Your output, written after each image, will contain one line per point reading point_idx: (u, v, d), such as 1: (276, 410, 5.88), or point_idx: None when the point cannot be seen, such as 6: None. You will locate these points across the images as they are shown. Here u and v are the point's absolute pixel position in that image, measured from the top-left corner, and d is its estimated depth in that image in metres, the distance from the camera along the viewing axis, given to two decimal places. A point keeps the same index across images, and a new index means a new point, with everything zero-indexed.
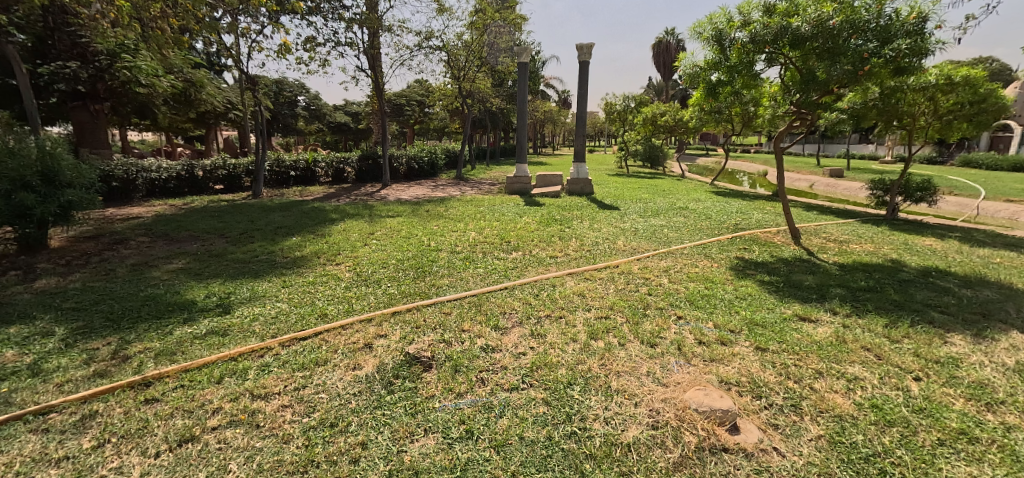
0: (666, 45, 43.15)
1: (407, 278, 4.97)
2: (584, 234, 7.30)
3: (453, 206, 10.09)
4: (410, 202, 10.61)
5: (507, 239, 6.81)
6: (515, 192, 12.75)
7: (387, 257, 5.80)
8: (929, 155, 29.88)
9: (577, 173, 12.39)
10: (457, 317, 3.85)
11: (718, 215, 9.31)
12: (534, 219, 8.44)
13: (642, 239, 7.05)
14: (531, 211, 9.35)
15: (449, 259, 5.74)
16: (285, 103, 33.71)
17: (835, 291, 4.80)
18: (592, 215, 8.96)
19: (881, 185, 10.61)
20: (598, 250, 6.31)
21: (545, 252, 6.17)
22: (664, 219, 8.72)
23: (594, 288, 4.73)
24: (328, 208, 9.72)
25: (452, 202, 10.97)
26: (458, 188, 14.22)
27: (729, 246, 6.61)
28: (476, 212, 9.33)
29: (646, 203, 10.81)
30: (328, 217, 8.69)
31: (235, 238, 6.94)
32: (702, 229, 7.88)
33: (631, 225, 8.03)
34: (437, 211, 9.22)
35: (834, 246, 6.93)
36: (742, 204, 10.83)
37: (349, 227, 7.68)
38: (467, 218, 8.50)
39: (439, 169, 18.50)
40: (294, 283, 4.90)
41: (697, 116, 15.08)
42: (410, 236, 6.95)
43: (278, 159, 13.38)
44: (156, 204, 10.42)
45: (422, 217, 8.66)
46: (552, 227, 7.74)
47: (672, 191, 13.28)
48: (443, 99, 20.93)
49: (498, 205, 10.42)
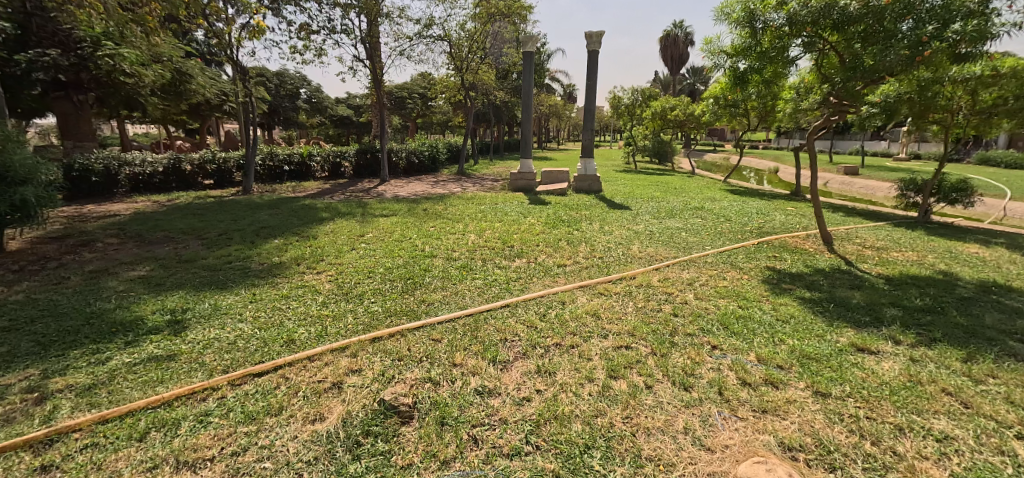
0: (674, 39, 42.21)
1: (395, 292, 4.33)
2: (594, 237, 6.64)
3: (452, 205, 9.44)
4: (407, 200, 9.97)
5: (509, 243, 6.16)
6: (519, 189, 12.11)
7: (374, 265, 5.16)
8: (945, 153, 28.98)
9: (585, 169, 11.71)
10: (448, 347, 3.20)
11: (737, 216, 8.63)
12: (538, 220, 7.80)
13: (659, 244, 6.39)
14: (536, 211, 8.69)
15: (444, 266, 5.10)
16: (285, 96, 33.09)
17: (890, 311, 4.13)
18: (602, 216, 8.29)
19: (912, 184, 9.87)
20: (611, 258, 5.64)
21: (552, 259, 5.53)
22: (680, 221, 8.04)
23: (610, 307, 4.06)
24: (319, 206, 9.10)
25: (452, 199, 10.33)
26: (459, 184, 13.56)
27: (758, 254, 5.93)
28: (476, 212, 8.68)
29: (659, 203, 10.13)
30: (317, 216, 8.06)
31: (212, 241, 6.32)
32: (723, 232, 7.21)
33: (645, 228, 7.36)
34: (435, 211, 8.59)
35: (872, 254, 6.25)
36: (761, 204, 10.14)
37: (337, 228, 7.06)
38: (466, 219, 7.87)
39: (440, 164, 17.85)
40: (264, 297, 4.26)
41: (712, 110, 14.32)
42: (403, 239, 6.30)
43: (271, 153, 12.76)
44: (138, 201, 9.82)
45: (418, 217, 8.01)
46: (559, 230, 7.08)
47: (685, 189, 12.59)
48: (445, 91, 20.23)
49: (501, 203, 9.77)
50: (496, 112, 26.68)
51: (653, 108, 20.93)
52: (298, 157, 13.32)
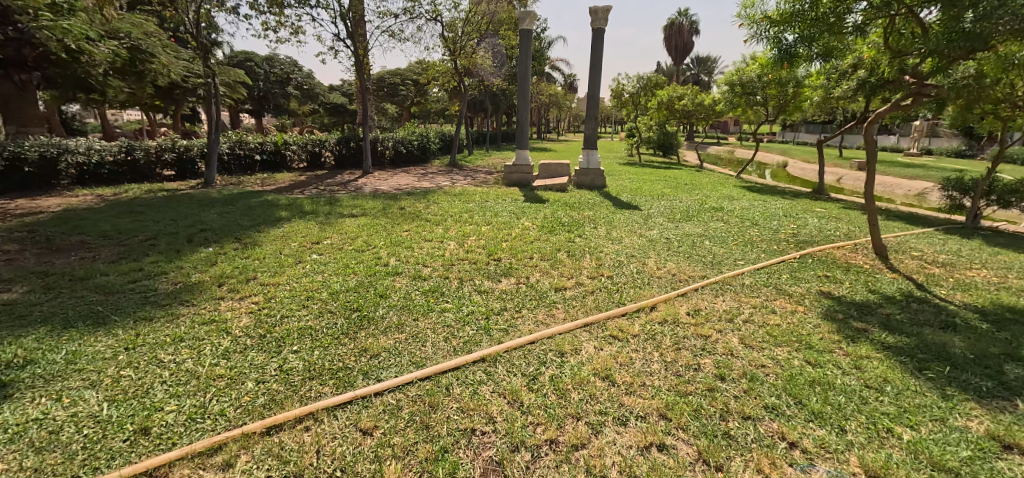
0: (679, 27, 40.78)
1: (332, 333, 3.14)
2: (600, 247, 5.45)
3: (436, 202, 8.23)
4: (385, 196, 8.75)
5: (496, 255, 4.99)
6: (514, 183, 10.95)
7: (317, 287, 3.98)
8: (958, 148, 27.95)
9: (587, 161, 10.53)
10: (376, 451, 2.11)
11: (764, 220, 7.45)
12: (533, 222, 6.62)
13: (680, 256, 5.21)
14: (531, 210, 7.51)
15: (407, 290, 3.92)
16: (274, 81, 31.64)
17: (1015, 371, 2.98)
18: (608, 218, 7.10)
19: (959, 184, 8.68)
20: (624, 277, 4.45)
21: (548, 278, 4.35)
22: (700, 224, 6.86)
23: (628, 363, 2.88)
24: (282, 202, 7.90)
25: (438, 194, 9.12)
26: (449, 177, 12.34)
27: (806, 274, 4.75)
28: (462, 211, 7.51)
29: (672, 202, 8.92)
30: (274, 215, 6.86)
31: (130, 249, 5.11)
32: (754, 240, 6.03)
33: (661, 235, 6.16)
34: (414, 209, 7.40)
35: (942, 273, 5.10)
36: (786, 205, 8.98)
37: (291, 232, 5.85)
38: (449, 220, 6.70)
39: (431, 154, 16.60)
40: (147, 342, 3.05)
41: (726, 99, 13.07)
42: (367, 248, 5.12)
43: (240, 140, 11.46)
44: (78, 194, 8.55)
45: (392, 217, 6.82)
46: (558, 236, 5.90)
47: (698, 186, 11.38)
48: (438, 77, 18.91)
49: (492, 200, 8.59)
50: (493, 100, 25.33)
51: (659, 97, 19.66)
52: (271, 145, 12.05)
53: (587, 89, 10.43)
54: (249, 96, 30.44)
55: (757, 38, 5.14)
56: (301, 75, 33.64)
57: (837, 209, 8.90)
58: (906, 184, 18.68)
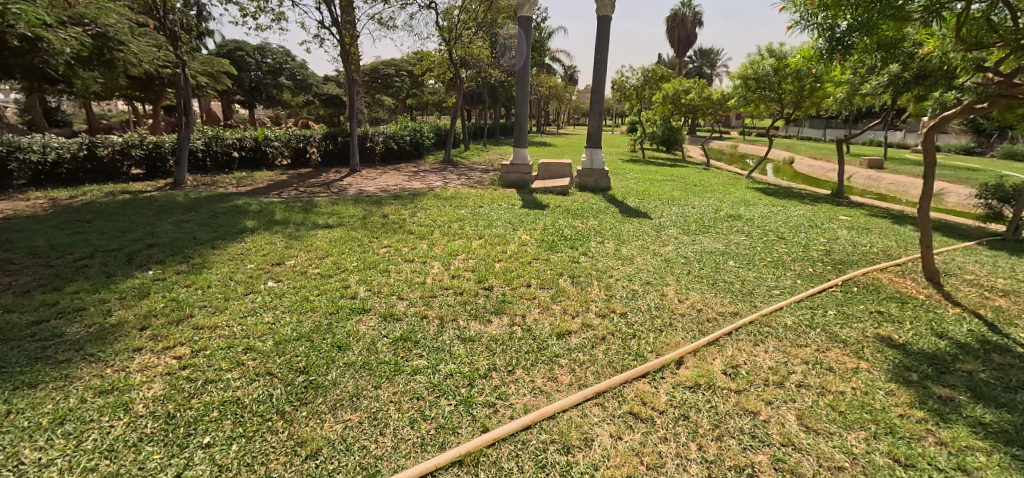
0: (682, 18, 39.68)
1: (264, 414, 2.40)
2: (609, 269, 4.67)
3: (424, 207, 7.43)
4: (369, 200, 7.94)
5: (487, 281, 4.22)
6: (511, 184, 10.18)
7: (261, 332, 3.20)
8: (969, 145, 27.18)
9: (589, 160, 9.74)
10: None
11: (789, 232, 6.67)
12: (531, 234, 5.85)
13: (703, 282, 4.44)
14: (529, 219, 6.72)
15: (374, 339, 3.14)
16: (266, 71, 30.59)
17: None
18: (616, 229, 6.30)
19: (999, 191, 7.91)
20: (641, 315, 3.67)
21: (547, 317, 3.58)
22: (719, 239, 6.08)
23: (657, 468, 2.15)
24: (253, 208, 7.10)
25: (427, 198, 8.32)
26: (442, 176, 11.56)
27: (854, 310, 4.00)
28: (452, 219, 6.74)
29: (684, 208, 8.11)
30: (238, 225, 6.07)
31: (55, 273, 4.34)
32: (783, 259, 5.27)
33: (677, 252, 5.37)
34: (398, 218, 6.59)
35: (1010, 305, 4.35)
36: (807, 212, 8.24)
37: (252, 249, 5.08)
38: (435, 231, 5.91)
39: (425, 149, 15.76)
40: (14, 427, 2.33)
41: (739, 94, 12.23)
42: (335, 272, 4.34)
43: (216, 136, 10.61)
44: (29, 197, 7.75)
45: (372, 227, 6.05)
46: (559, 254, 5.11)
47: (709, 188, 10.59)
48: (433, 67, 17.98)
49: (486, 205, 7.80)
50: (491, 92, 24.38)
51: (664, 91, 18.78)
52: (250, 141, 11.20)
53: (590, 84, 9.61)
54: (240, 87, 29.44)
55: (802, 25, 4.35)
56: (294, 65, 32.58)
57: (864, 217, 8.16)
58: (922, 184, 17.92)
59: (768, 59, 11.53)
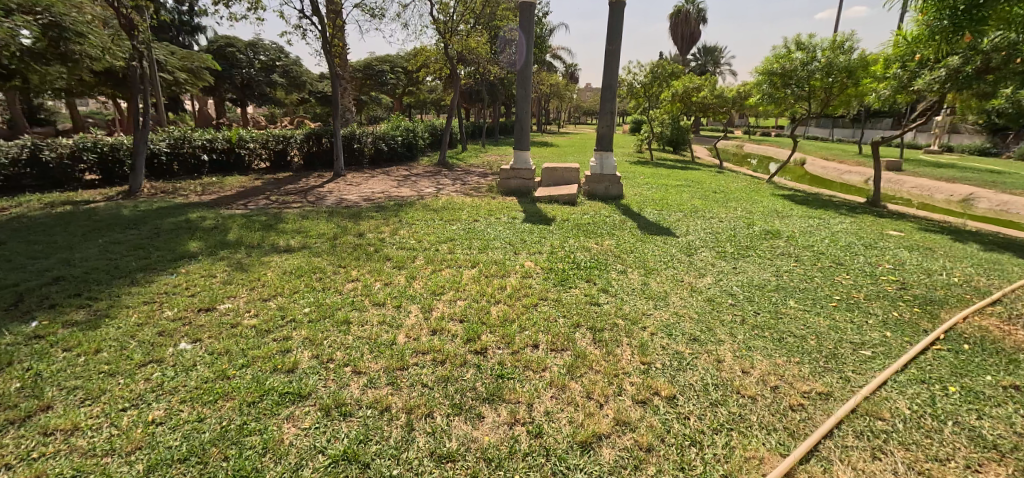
0: (686, 15, 38.48)
1: None
2: (641, 316, 3.56)
3: (410, 222, 6.34)
4: (346, 212, 6.84)
5: (481, 338, 3.12)
6: (511, 191, 9.11)
7: (136, 446, 2.18)
8: (984, 146, 26.18)
9: (600, 165, 8.60)
10: None
11: (844, 254, 5.56)
12: (537, 261, 4.74)
13: (769, 335, 3.36)
14: (533, 238, 5.63)
15: (301, 462, 2.08)
16: (259, 69, 29.42)
17: None
18: (638, 253, 5.20)
19: None
20: (696, 398, 2.59)
21: (565, 405, 2.49)
22: (765, 265, 4.95)
23: None
24: (207, 224, 6.03)
25: (415, 209, 7.22)
26: (435, 181, 10.49)
27: (981, 383, 2.92)
28: (440, 236, 5.65)
29: (711, 221, 6.99)
30: (178, 248, 4.99)
31: None
32: (855, 296, 4.19)
33: (721, 287, 4.24)
34: (376, 237, 5.49)
35: None
36: (851, 227, 7.19)
37: (183, 285, 4.01)
38: (419, 254, 4.82)
39: (419, 150, 14.68)
40: None
41: (763, 91, 11.11)
42: (278, 324, 3.25)
43: (182, 137, 9.50)
44: None
45: (343, 251, 4.96)
46: (573, 290, 4.00)
47: (733, 196, 9.49)
48: (428, 63, 16.84)
49: (482, 218, 6.70)
50: (490, 90, 23.27)
51: (673, 88, 17.66)
52: (223, 142, 10.07)
53: (602, 79, 8.50)
54: (232, 85, 28.27)
55: None
56: (288, 62, 31.43)
57: (916, 233, 7.12)
58: (947, 187, 16.90)
59: (796, 52, 10.42)
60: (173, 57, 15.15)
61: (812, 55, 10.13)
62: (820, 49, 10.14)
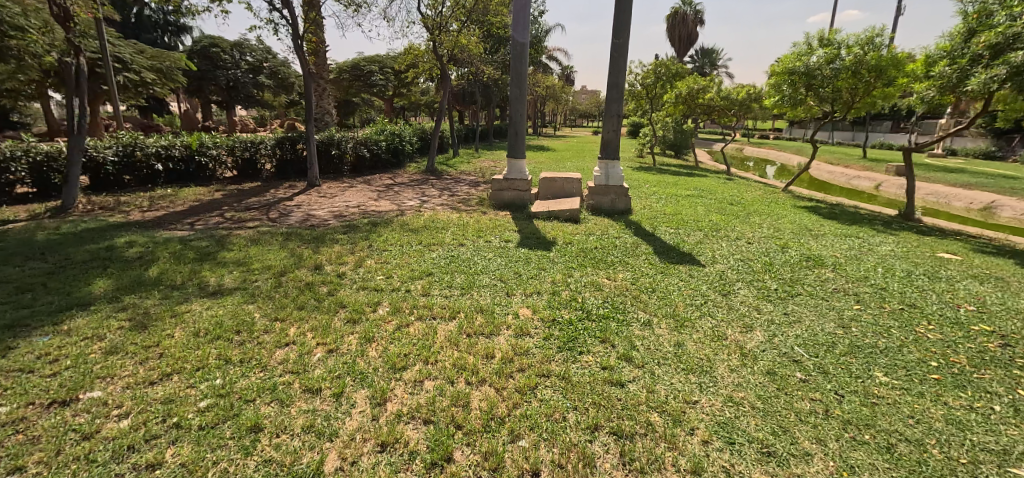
0: (683, 16, 37.60)
1: None
2: (684, 408, 2.52)
3: (381, 247, 5.28)
4: (307, 234, 5.75)
5: (450, 463, 2.11)
6: (504, 204, 8.08)
7: None
8: (989, 149, 25.38)
9: (605, 175, 7.56)
10: None
11: (910, 290, 4.55)
12: (534, 307, 3.67)
13: (873, 443, 2.34)
14: (529, 270, 4.57)
15: None
16: (246, 70, 28.24)
17: None
18: (663, 291, 4.15)
19: None
20: None
21: None
22: (821, 310, 3.91)
23: None
24: (132, 253, 4.94)
25: (390, 228, 6.14)
26: (420, 191, 9.42)
27: None
28: (414, 267, 4.58)
29: (738, 243, 5.96)
30: (77, 291, 3.90)
31: None
32: (956, 363, 3.18)
33: (779, 350, 3.18)
34: (334, 271, 4.41)
35: None
36: (898, 249, 6.19)
37: (50, 355, 2.92)
38: (383, 298, 3.76)
39: (406, 155, 13.60)
40: None
41: (780, 91, 10.13)
42: (151, 436, 2.22)
43: (133, 143, 8.39)
44: None
45: (286, 293, 3.88)
46: (584, 359, 2.94)
47: (755, 209, 8.45)
48: (417, 63, 15.77)
49: (468, 241, 5.63)
50: (483, 91, 22.24)
51: (676, 89, 16.66)
52: (181, 148, 8.96)
53: (606, 78, 7.46)
54: (217, 87, 26.96)
55: None
56: (274, 63, 30.28)
57: (975, 256, 6.13)
58: (965, 195, 15.89)
59: (819, 49, 9.42)
60: (139, 56, 14.33)
61: (838, 52, 9.14)
62: (846, 45, 9.16)
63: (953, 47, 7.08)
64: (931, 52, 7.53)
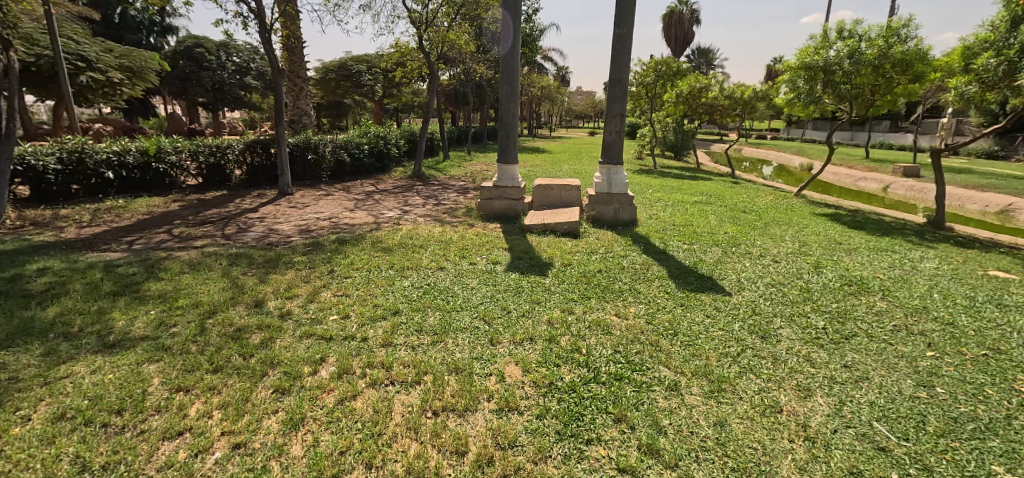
0: (679, 16, 36.95)
1: None
2: None
3: (344, 273, 4.41)
4: (260, 256, 4.88)
5: None
6: (494, 214, 7.25)
7: None
8: (992, 149, 24.70)
9: (607, 182, 6.73)
10: None
11: (985, 327, 3.73)
12: (525, 365, 2.82)
13: None
14: (519, 304, 3.73)
15: None
16: (231, 71, 27.28)
17: None
18: (688, 333, 3.31)
19: None
20: None
21: None
22: (889, 361, 3.11)
23: None
24: (38, 284, 4.06)
25: (360, 246, 5.28)
26: (402, 200, 8.57)
27: None
28: (379, 302, 3.72)
29: (763, 262, 5.14)
30: None
31: None
32: None
33: (856, 431, 2.38)
34: (278, 310, 3.54)
35: None
36: (943, 267, 5.40)
37: None
38: (330, 351, 2.91)
39: (392, 159, 12.74)
40: None
41: (795, 88, 9.33)
42: None
43: (79, 149, 7.51)
44: None
45: (206, 344, 3.01)
46: (594, 457, 2.11)
47: (772, 218, 7.65)
48: (404, 62, 14.93)
49: (449, 263, 4.78)
50: (476, 92, 21.42)
51: (677, 88, 15.87)
52: (136, 155, 8.08)
53: (608, 73, 6.64)
54: (202, 89, 25.93)
55: None
56: (261, 64, 29.35)
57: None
58: (980, 197, 15.20)
59: (838, 42, 8.64)
60: (108, 54, 13.44)
61: (859, 45, 8.36)
62: (867, 38, 8.40)
63: (997, 35, 6.28)
64: (969, 42, 6.73)
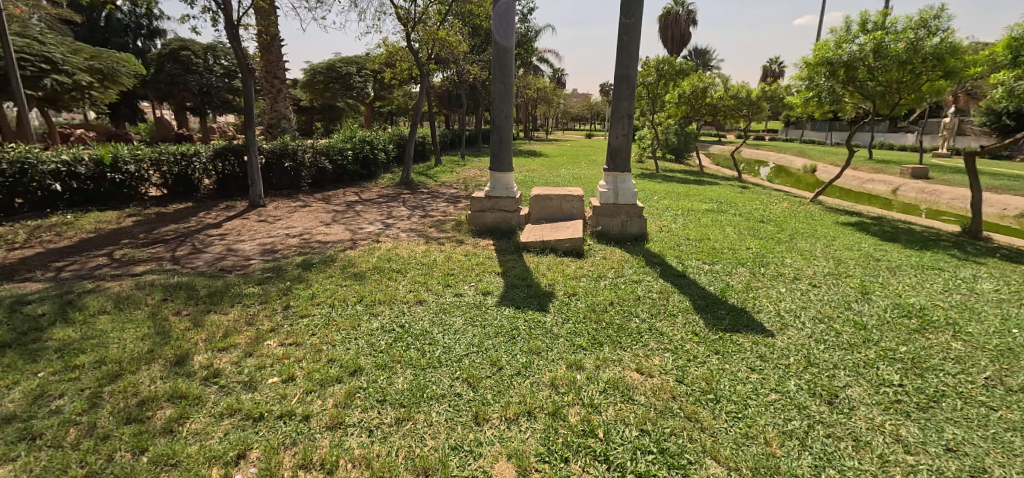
0: (677, 16, 36.26)
1: None
2: None
3: (301, 310, 3.63)
4: (206, 287, 4.10)
5: None
6: (486, 228, 6.50)
7: None
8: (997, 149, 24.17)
9: (613, 192, 5.99)
10: None
11: None
12: (520, 463, 2.05)
13: None
14: (515, 354, 2.95)
15: None
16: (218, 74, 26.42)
17: None
18: (735, 400, 2.53)
19: None
20: None
21: None
22: (1002, 438, 2.35)
23: None
24: None
25: (327, 272, 4.49)
26: (386, 211, 7.80)
27: None
28: (339, 354, 2.93)
29: (801, 287, 4.38)
30: None
31: None
32: None
33: None
34: (203, 369, 2.76)
35: None
36: (1006, 291, 4.65)
37: None
38: (253, 442, 2.15)
39: (380, 165, 11.96)
40: None
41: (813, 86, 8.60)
42: None
43: (21, 159, 6.70)
44: None
45: (90, 429, 2.23)
46: None
47: (794, 229, 6.91)
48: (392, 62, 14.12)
49: (432, 294, 3.99)
50: (469, 94, 20.65)
51: (679, 88, 15.15)
52: (89, 164, 7.29)
53: (614, 68, 5.89)
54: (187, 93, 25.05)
55: None
56: None
57: None
58: (996, 200, 14.54)
59: (861, 36, 7.92)
60: (76, 56, 12.59)
61: (886, 39, 7.64)
62: (893, 31, 7.69)
63: None
64: (1016, 33, 6.02)
